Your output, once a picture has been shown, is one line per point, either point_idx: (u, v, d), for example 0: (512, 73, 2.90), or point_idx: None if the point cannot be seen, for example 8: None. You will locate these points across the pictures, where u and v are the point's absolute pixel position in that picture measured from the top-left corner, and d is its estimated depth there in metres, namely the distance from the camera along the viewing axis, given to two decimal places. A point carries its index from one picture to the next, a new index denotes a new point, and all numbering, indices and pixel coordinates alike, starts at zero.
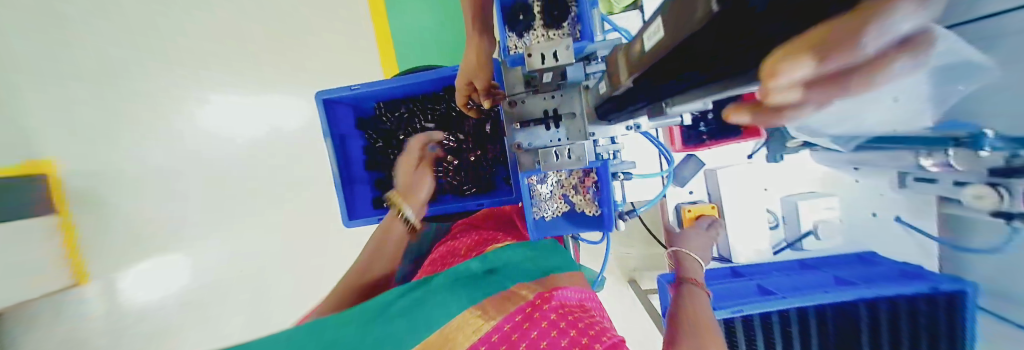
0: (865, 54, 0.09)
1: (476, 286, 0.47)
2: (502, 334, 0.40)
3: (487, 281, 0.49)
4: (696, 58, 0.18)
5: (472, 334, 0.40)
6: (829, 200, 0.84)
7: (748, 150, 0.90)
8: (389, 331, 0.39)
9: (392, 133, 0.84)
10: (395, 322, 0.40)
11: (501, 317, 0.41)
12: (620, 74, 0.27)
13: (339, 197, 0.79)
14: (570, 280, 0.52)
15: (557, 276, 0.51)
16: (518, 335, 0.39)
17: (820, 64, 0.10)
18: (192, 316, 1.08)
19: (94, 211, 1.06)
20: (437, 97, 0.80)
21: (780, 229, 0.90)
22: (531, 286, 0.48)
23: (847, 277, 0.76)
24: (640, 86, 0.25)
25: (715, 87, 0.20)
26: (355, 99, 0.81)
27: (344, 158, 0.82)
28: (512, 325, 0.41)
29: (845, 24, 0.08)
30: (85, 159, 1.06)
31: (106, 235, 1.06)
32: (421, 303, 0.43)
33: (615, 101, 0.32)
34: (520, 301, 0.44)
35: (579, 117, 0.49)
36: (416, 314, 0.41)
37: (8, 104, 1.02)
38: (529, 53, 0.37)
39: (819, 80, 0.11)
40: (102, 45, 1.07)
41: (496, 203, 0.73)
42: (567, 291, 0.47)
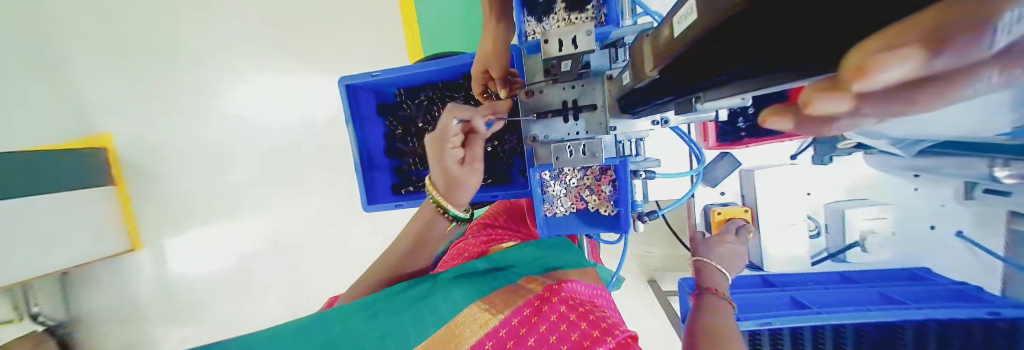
0: (965, 60, 0.07)
1: (484, 279, 0.47)
2: (510, 328, 0.38)
3: (495, 274, 0.49)
4: (733, 46, 0.16)
5: (480, 328, 0.39)
6: (883, 210, 0.75)
7: (792, 151, 0.82)
8: (397, 325, 0.39)
9: (412, 120, 0.84)
10: (402, 315, 0.40)
11: (508, 311, 0.40)
12: (645, 64, 0.25)
13: (360, 182, 0.82)
14: (581, 274, 0.50)
15: (565, 270, 0.49)
16: (526, 330, 0.38)
17: (917, 66, 0.08)
18: (231, 284, 1.17)
19: (147, 183, 1.16)
20: (456, 85, 0.79)
21: (822, 238, 0.82)
22: (540, 279, 0.47)
23: (894, 295, 0.68)
24: (669, 78, 0.23)
25: (749, 85, 0.18)
26: (377, 85, 0.82)
27: (365, 144, 0.84)
28: (520, 319, 0.39)
29: (934, 31, 0.07)
30: (137, 136, 1.15)
31: (158, 206, 1.17)
32: (427, 295, 0.43)
33: (640, 95, 0.29)
34: (527, 293, 0.43)
35: (600, 110, 0.46)
36: (423, 308, 0.41)
37: (69, 84, 1.11)
38: (546, 40, 0.35)
39: (905, 86, 0.09)
40: (138, 24, 1.10)
41: (511, 196, 0.70)
42: (577, 284, 0.45)
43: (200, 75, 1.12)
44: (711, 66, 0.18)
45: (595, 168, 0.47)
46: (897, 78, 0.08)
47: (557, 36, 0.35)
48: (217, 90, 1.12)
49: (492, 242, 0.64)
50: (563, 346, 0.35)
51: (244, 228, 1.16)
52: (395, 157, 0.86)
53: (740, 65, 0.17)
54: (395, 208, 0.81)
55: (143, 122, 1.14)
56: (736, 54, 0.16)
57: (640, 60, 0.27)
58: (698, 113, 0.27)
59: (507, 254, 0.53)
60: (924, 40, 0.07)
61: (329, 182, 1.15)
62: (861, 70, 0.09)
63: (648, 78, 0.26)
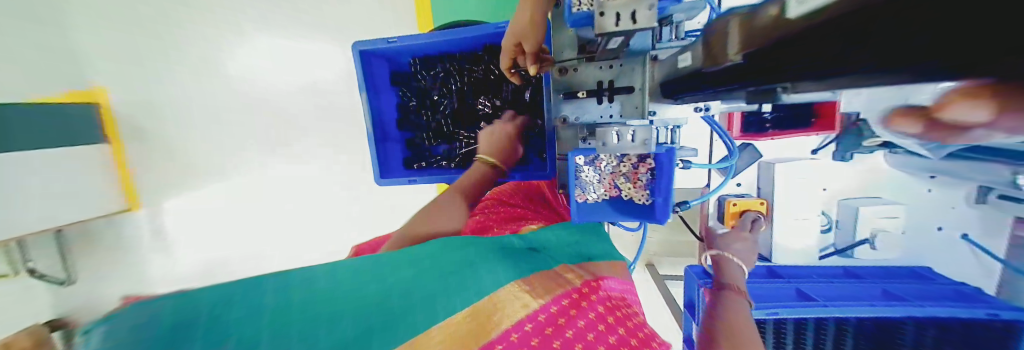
0: None
1: (524, 260, 0.46)
2: (549, 314, 0.37)
3: (533, 257, 0.48)
4: (863, 30, 0.13)
5: (521, 307, 0.37)
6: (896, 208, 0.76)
7: (814, 145, 0.81)
8: (440, 288, 0.37)
9: (426, 92, 0.81)
10: (447, 277, 0.39)
11: (548, 298, 0.39)
12: (730, 46, 0.23)
13: (372, 155, 0.80)
14: (603, 268, 0.51)
15: (598, 265, 0.50)
16: (565, 320, 0.37)
17: None
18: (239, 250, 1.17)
19: (143, 144, 1.09)
20: (476, 57, 0.75)
21: (831, 234, 0.83)
22: (576, 271, 0.47)
23: (897, 292, 0.71)
24: (758, 63, 0.20)
25: (872, 80, 0.15)
26: (391, 53, 0.77)
27: (377, 115, 0.81)
28: (559, 308, 0.38)
29: None
30: (125, 93, 1.06)
31: (159, 166, 1.12)
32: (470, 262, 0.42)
33: (710, 81, 0.27)
34: (567, 286, 0.43)
35: (639, 92, 0.44)
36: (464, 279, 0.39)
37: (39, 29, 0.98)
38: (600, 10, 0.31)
39: None
40: None
41: (527, 177, 0.71)
42: (612, 283, 0.46)
43: (202, 26, 1.04)
44: (816, 62, 0.16)
45: (633, 156, 0.44)
46: None
47: (614, 9, 0.31)
48: (219, 48, 1.05)
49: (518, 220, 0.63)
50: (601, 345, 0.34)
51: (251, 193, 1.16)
52: (408, 130, 0.84)
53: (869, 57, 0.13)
54: (409, 182, 0.80)
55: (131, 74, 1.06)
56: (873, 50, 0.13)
57: (725, 40, 0.23)
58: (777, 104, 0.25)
59: (540, 237, 0.54)
60: None
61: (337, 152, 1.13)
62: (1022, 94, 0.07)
63: (731, 63, 0.23)
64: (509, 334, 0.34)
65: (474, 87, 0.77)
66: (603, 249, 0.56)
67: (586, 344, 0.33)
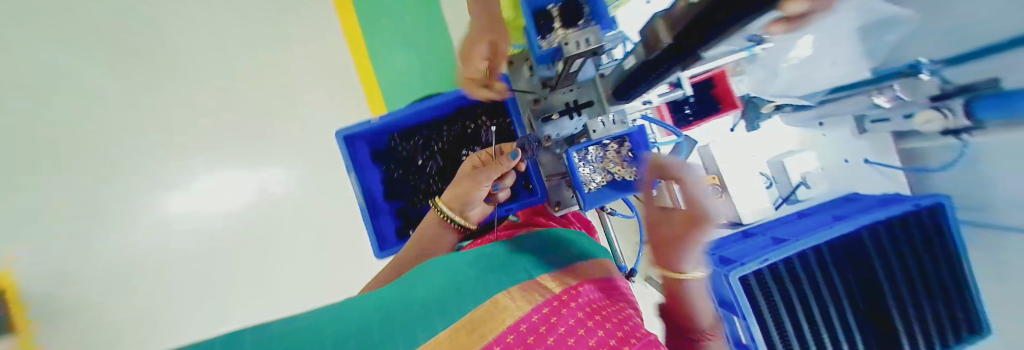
0: None
1: (509, 274, 0.51)
2: (531, 323, 0.38)
3: (517, 271, 0.53)
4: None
5: (502, 322, 0.38)
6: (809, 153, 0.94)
7: (729, 124, 1.00)
8: (423, 317, 0.39)
9: (410, 160, 0.87)
10: (441, 305, 0.42)
11: (535, 305, 0.42)
12: (659, 35, 0.32)
13: (368, 230, 0.79)
14: (583, 271, 0.56)
15: (583, 269, 0.56)
16: (548, 328, 0.38)
17: None
18: None
19: None
20: (451, 119, 0.87)
21: (774, 188, 1.00)
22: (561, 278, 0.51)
23: (842, 214, 0.84)
24: (682, 39, 0.30)
25: (750, 19, 0.25)
26: (372, 133, 0.85)
27: (366, 191, 0.84)
28: (542, 314, 0.40)
29: None
30: None
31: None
32: (459, 288, 0.46)
33: (650, 64, 0.37)
34: (546, 295, 0.45)
35: (597, 104, 0.56)
36: (448, 305, 0.42)
37: None
38: (565, 43, 0.44)
39: None
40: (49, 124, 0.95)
41: (523, 206, 0.78)
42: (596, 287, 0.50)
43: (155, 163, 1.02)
44: (718, 25, 0.25)
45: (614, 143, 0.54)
46: None
47: (574, 39, 0.43)
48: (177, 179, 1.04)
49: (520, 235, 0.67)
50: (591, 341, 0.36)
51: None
52: (398, 199, 0.88)
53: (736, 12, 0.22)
54: None
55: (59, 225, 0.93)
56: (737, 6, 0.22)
57: (654, 34, 0.33)
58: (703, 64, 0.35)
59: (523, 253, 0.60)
60: None
61: None
62: None
63: (663, 47, 0.33)
64: (502, 338, 0.36)
65: (454, 143, 0.86)
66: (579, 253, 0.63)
67: (576, 339, 0.36)
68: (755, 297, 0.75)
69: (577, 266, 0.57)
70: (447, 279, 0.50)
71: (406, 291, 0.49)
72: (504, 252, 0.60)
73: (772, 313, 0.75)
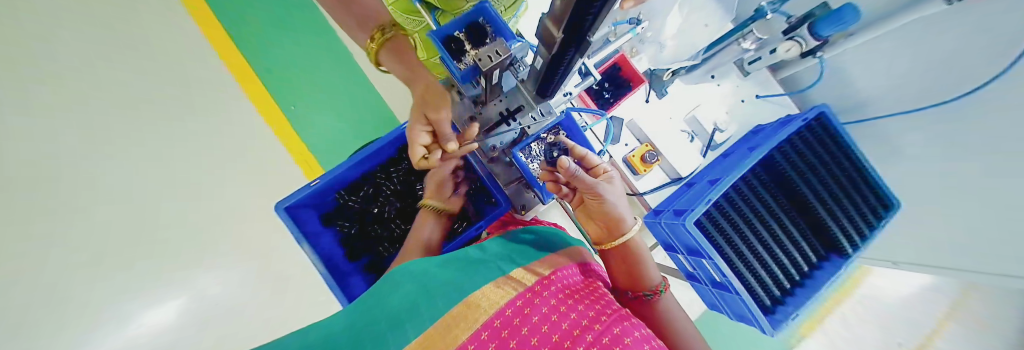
0: None
1: (483, 274, 0.52)
2: (504, 318, 0.39)
3: (492, 269, 0.54)
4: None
5: (475, 320, 0.38)
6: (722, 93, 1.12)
7: (643, 95, 1.10)
8: (397, 322, 0.38)
9: (364, 211, 0.84)
10: (411, 309, 0.41)
11: (506, 300, 0.43)
12: (551, 32, 0.37)
13: (338, 297, 0.73)
14: (555, 260, 0.59)
15: (557, 259, 0.59)
16: (521, 319, 0.39)
17: None
18: None
19: None
20: (395, 160, 0.86)
21: (696, 140, 1.13)
22: (535, 270, 0.54)
23: (754, 143, 1.00)
24: (568, 32, 0.36)
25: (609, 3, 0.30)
26: (315, 196, 0.80)
27: (325, 258, 0.77)
28: (515, 308, 0.41)
29: None
30: None
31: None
32: (429, 291, 0.45)
33: (553, 60, 0.43)
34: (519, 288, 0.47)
35: (527, 107, 0.62)
36: (421, 308, 0.41)
37: None
38: (479, 59, 0.47)
39: None
40: None
41: (491, 220, 0.80)
42: (567, 272, 0.54)
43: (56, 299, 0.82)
44: (586, 14, 0.30)
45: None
46: None
47: (486, 53, 0.47)
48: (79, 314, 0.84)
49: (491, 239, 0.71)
50: (556, 333, 0.38)
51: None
52: (361, 255, 0.83)
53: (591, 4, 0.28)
54: None
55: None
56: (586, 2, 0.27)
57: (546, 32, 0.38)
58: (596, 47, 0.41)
59: (495, 253, 0.61)
60: None
61: None
62: None
63: (557, 40, 0.38)
64: (479, 333, 0.36)
65: (405, 182, 0.85)
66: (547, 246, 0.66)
67: (541, 337, 0.37)
68: (715, 239, 0.84)
69: (548, 258, 0.60)
70: (415, 282, 0.48)
71: (375, 299, 0.47)
72: (478, 254, 0.61)
73: (722, 233, 0.85)
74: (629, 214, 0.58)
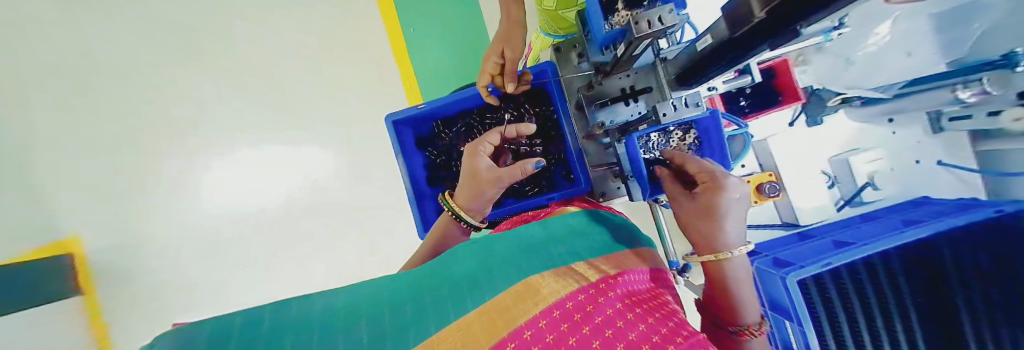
0: None
1: (542, 261, 0.50)
2: (563, 311, 0.37)
3: (553, 256, 0.53)
4: None
5: (535, 306, 0.38)
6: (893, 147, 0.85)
7: (788, 119, 0.93)
8: (460, 295, 0.40)
9: (452, 146, 0.89)
10: (469, 287, 0.42)
11: (566, 293, 0.40)
12: (750, 8, 0.30)
13: (413, 213, 0.82)
14: (625, 260, 0.55)
15: (623, 259, 0.54)
16: (582, 315, 0.36)
17: None
18: None
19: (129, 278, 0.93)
20: (494, 107, 0.86)
21: (836, 189, 0.92)
22: (599, 266, 0.50)
23: (914, 218, 0.78)
24: (773, 16, 0.29)
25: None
26: (418, 118, 0.87)
27: (411, 175, 0.86)
28: (575, 304, 0.38)
29: None
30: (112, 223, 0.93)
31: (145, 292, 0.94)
32: (488, 272, 0.46)
33: (730, 44, 0.36)
34: (583, 282, 0.44)
35: (657, 90, 0.55)
36: (481, 286, 0.42)
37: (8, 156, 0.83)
38: (635, 23, 0.41)
39: None
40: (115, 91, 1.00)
41: (566, 195, 0.78)
42: (635, 277, 0.49)
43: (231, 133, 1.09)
44: None
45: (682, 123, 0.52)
46: None
47: (644, 18, 0.41)
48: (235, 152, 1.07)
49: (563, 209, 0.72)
50: (624, 340, 0.31)
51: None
52: (440, 184, 0.89)
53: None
54: None
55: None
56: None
57: (742, 6, 0.31)
58: (796, 41, 0.33)
59: (558, 239, 0.59)
60: None
61: None
62: None
63: (753, 22, 0.31)
64: (537, 320, 0.34)
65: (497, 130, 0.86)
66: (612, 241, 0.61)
67: (605, 340, 0.31)
68: (811, 300, 0.73)
69: (615, 257, 0.55)
70: (474, 260, 0.51)
71: (438, 270, 0.50)
72: (543, 235, 0.60)
73: (825, 309, 0.73)
74: (730, 226, 0.42)
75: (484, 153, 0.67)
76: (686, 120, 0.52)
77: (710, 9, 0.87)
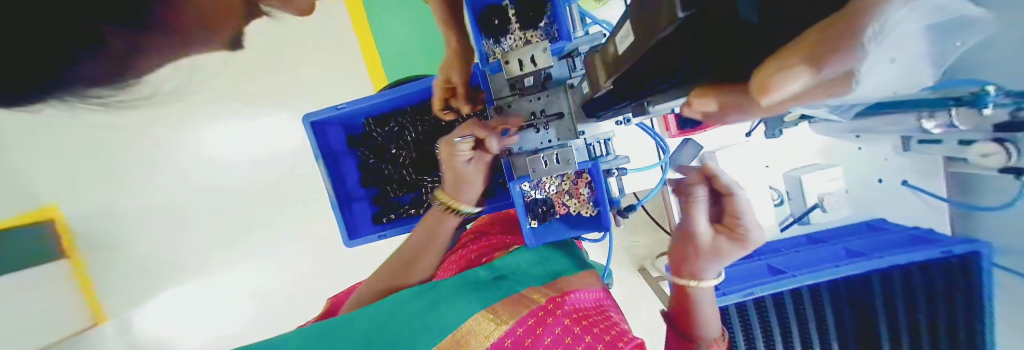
0: (852, 68, 0.09)
1: (487, 290, 0.51)
2: (515, 339, 0.43)
3: (498, 284, 0.53)
4: (670, 52, 0.17)
5: (487, 337, 0.43)
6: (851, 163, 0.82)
7: (747, 128, 0.84)
8: (422, 322, 0.43)
9: (383, 147, 0.81)
10: (407, 326, 0.43)
11: (513, 321, 0.45)
12: (599, 76, 0.27)
13: (337, 218, 0.77)
14: (566, 284, 0.55)
15: (567, 279, 0.55)
16: (532, 340, 0.43)
17: (815, 72, 0.09)
18: None
19: None
20: (425, 107, 0.77)
21: (786, 205, 0.90)
22: (543, 290, 0.52)
23: (857, 248, 0.76)
24: (616, 88, 0.25)
25: (672, 92, 0.20)
26: (345, 117, 0.79)
27: (337, 177, 0.81)
28: (525, 328, 0.44)
29: (812, 44, 0.09)
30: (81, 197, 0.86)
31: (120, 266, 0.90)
32: (431, 306, 0.47)
33: (598, 102, 0.32)
34: (532, 305, 0.48)
35: (567, 117, 0.49)
36: (440, 309, 0.46)
37: None
38: (506, 61, 0.36)
39: (795, 92, 0.11)
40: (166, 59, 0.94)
41: (497, 208, 0.72)
42: (579, 295, 0.52)
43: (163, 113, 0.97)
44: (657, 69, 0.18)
45: (571, 173, 0.48)
46: (796, 87, 0.10)
47: (517, 56, 0.36)
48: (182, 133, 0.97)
49: (495, 246, 0.68)
50: None
51: (206, 286, 1.00)
52: (373, 186, 0.84)
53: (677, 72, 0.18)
54: (381, 238, 0.79)
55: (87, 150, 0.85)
56: (670, 64, 0.17)
57: (595, 72, 0.28)
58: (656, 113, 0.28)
59: (506, 263, 0.59)
60: (820, 50, 0.09)
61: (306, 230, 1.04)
62: (766, 88, 0.11)
63: (605, 90, 0.27)
64: None
65: (428, 134, 0.78)
66: (564, 265, 0.61)
67: None
68: (732, 327, 0.75)
69: (559, 281, 0.56)
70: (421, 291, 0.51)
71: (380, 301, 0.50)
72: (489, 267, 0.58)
73: (746, 333, 0.75)
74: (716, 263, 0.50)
75: (462, 155, 0.54)
76: (568, 172, 0.48)
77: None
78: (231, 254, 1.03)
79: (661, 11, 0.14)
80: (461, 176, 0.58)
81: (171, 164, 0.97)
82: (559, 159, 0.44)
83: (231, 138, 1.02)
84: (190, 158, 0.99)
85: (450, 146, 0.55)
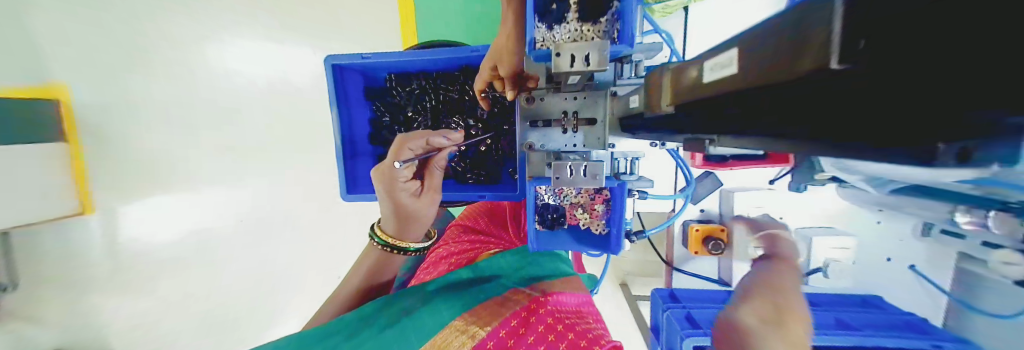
0: None
1: (467, 294, 0.51)
2: (497, 340, 0.41)
3: (480, 286, 0.54)
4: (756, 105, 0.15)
5: (468, 340, 0.42)
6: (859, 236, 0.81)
7: (771, 175, 0.84)
8: (400, 330, 0.44)
9: (400, 108, 0.78)
10: (384, 332, 0.44)
11: (496, 323, 0.44)
12: (662, 96, 0.24)
13: (339, 170, 0.76)
14: (552, 286, 0.54)
15: (550, 283, 0.54)
16: (513, 341, 0.41)
17: None
18: (172, 269, 0.97)
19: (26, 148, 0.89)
20: (451, 77, 0.74)
21: None
22: (526, 292, 0.51)
23: (849, 321, 0.75)
24: (679, 116, 0.22)
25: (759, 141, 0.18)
26: (367, 68, 0.74)
27: (347, 128, 0.77)
28: (508, 331, 0.43)
29: None
30: (99, 91, 0.91)
31: (124, 160, 0.94)
32: (410, 311, 0.47)
33: (648, 122, 0.29)
34: (515, 306, 0.48)
35: (600, 124, 0.46)
36: (418, 315, 0.46)
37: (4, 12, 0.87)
38: (557, 53, 0.33)
39: None
40: None
41: (498, 198, 0.68)
42: (564, 297, 0.51)
43: (181, 19, 0.93)
44: (755, 117, 0.16)
45: (591, 188, 0.45)
46: None
47: (570, 51, 0.33)
48: (199, 44, 0.94)
49: (477, 250, 0.67)
50: None
51: (182, 201, 0.96)
52: (380, 145, 0.80)
53: (789, 131, 0.14)
54: (378, 199, 0.76)
55: (103, 40, 0.90)
56: (786, 116, 0.14)
57: (657, 92, 0.25)
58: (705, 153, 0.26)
59: (489, 265, 0.60)
60: None
61: (307, 167, 1.05)
62: None
63: (664, 113, 0.24)
64: None
65: (448, 106, 0.75)
66: (553, 267, 0.60)
67: None
68: None
69: (544, 282, 0.55)
70: (400, 298, 0.51)
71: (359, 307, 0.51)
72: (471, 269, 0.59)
73: None
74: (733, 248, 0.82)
75: (404, 186, 0.54)
76: (589, 186, 0.45)
77: (718, 18, 0.73)
78: (220, 179, 0.99)
79: (780, 66, 0.12)
80: (402, 211, 0.56)
81: (184, 74, 0.94)
82: (586, 171, 0.41)
83: (252, 61, 0.97)
84: (203, 72, 0.95)
85: (385, 173, 0.53)
